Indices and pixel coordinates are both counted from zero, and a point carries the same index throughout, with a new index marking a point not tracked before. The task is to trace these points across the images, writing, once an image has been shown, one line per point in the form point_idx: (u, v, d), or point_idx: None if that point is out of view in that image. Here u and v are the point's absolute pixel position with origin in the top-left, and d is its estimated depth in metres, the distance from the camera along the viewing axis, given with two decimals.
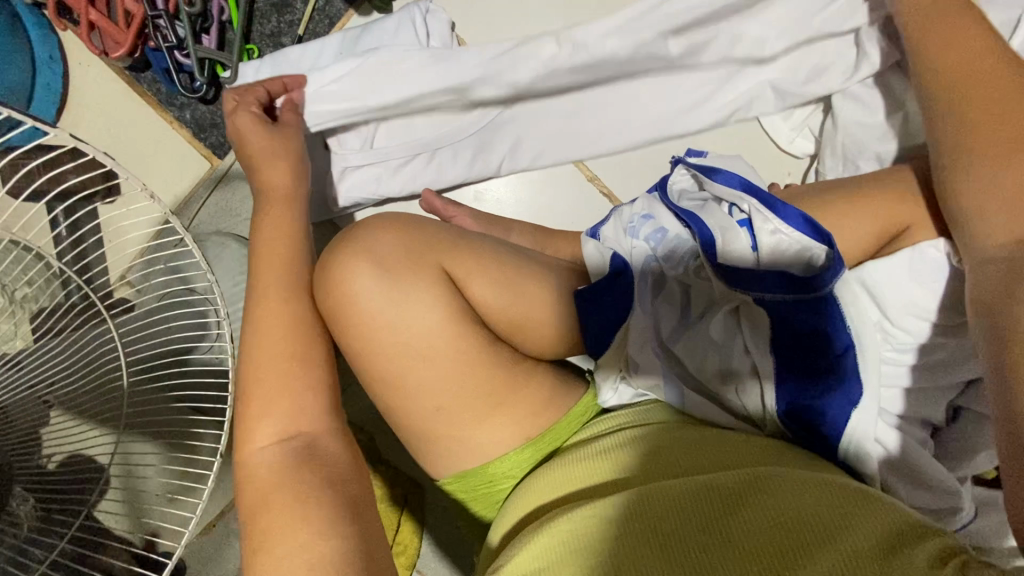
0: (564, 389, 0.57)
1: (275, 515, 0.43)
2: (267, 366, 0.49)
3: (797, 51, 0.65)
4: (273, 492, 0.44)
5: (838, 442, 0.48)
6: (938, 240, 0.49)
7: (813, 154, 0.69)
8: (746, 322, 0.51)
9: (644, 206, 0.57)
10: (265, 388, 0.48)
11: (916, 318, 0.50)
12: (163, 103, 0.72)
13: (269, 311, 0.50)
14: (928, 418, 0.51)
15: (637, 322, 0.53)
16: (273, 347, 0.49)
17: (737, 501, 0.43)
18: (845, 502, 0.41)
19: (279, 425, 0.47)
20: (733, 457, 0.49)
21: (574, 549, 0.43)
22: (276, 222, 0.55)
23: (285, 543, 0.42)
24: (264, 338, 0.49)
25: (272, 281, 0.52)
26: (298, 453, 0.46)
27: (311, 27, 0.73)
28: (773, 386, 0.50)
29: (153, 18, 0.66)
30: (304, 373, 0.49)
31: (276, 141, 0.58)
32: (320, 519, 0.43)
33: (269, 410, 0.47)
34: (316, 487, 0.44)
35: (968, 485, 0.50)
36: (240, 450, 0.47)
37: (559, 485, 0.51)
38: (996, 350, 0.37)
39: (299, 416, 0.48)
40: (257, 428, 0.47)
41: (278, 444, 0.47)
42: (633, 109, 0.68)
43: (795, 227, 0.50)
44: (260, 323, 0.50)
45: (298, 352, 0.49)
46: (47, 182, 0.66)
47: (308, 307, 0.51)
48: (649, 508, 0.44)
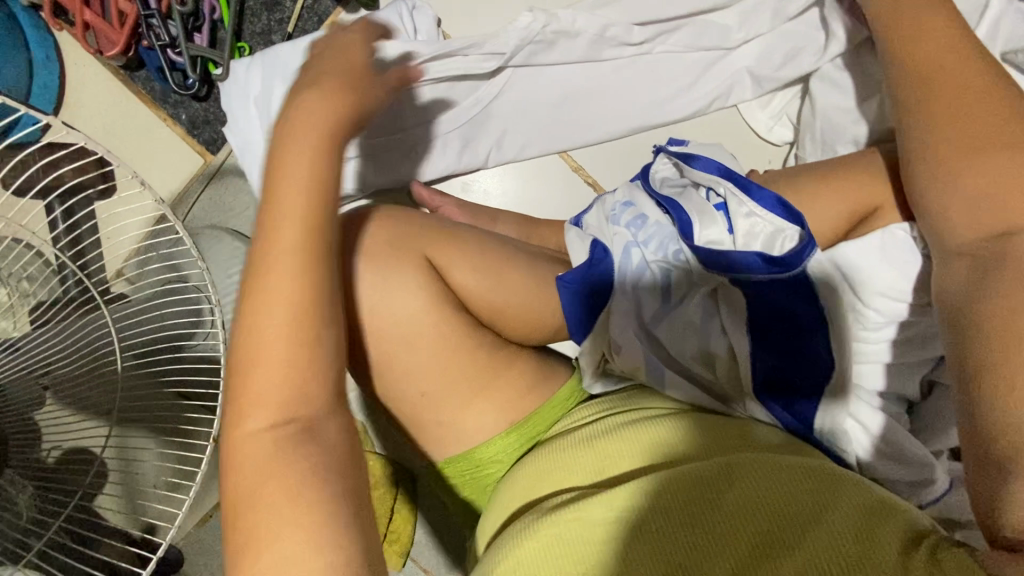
0: (548, 374, 0.59)
1: (268, 512, 0.36)
2: (268, 336, 0.39)
3: (774, 40, 0.66)
4: (264, 485, 0.37)
5: (812, 420, 0.50)
6: (903, 222, 0.51)
7: (792, 141, 0.70)
8: (724, 305, 0.53)
9: (625, 193, 0.59)
10: (263, 357, 0.38)
11: (889, 301, 0.51)
12: (158, 101, 0.74)
13: (275, 263, 0.39)
14: (902, 393, 0.52)
15: (619, 306, 0.55)
16: (274, 311, 0.39)
17: (722, 490, 0.43)
18: (822, 487, 0.42)
19: (274, 404, 0.38)
20: (712, 442, 0.49)
21: (566, 547, 0.43)
22: (302, 134, 0.42)
23: (276, 551, 0.35)
24: (264, 298, 0.39)
25: (286, 224, 0.40)
26: (297, 443, 0.38)
27: (299, 25, 0.74)
28: (749, 363, 0.52)
29: (147, 18, 0.68)
30: (313, 349, 0.39)
31: (326, 59, 0.47)
32: (320, 524, 0.36)
33: (264, 387, 0.38)
34: (313, 483, 0.37)
35: (944, 459, 0.51)
36: (228, 432, 0.39)
37: (545, 475, 0.51)
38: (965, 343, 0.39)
39: (299, 396, 0.39)
40: (249, 408, 0.38)
41: (272, 430, 0.38)
42: (617, 99, 0.69)
43: (770, 210, 0.51)
44: (262, 278, 0.39)
45: (303, 321, 0.39)
46: (49, 178, 0.68)
47: (328, 265, 0.41)
48: (636, 499, 0.44)
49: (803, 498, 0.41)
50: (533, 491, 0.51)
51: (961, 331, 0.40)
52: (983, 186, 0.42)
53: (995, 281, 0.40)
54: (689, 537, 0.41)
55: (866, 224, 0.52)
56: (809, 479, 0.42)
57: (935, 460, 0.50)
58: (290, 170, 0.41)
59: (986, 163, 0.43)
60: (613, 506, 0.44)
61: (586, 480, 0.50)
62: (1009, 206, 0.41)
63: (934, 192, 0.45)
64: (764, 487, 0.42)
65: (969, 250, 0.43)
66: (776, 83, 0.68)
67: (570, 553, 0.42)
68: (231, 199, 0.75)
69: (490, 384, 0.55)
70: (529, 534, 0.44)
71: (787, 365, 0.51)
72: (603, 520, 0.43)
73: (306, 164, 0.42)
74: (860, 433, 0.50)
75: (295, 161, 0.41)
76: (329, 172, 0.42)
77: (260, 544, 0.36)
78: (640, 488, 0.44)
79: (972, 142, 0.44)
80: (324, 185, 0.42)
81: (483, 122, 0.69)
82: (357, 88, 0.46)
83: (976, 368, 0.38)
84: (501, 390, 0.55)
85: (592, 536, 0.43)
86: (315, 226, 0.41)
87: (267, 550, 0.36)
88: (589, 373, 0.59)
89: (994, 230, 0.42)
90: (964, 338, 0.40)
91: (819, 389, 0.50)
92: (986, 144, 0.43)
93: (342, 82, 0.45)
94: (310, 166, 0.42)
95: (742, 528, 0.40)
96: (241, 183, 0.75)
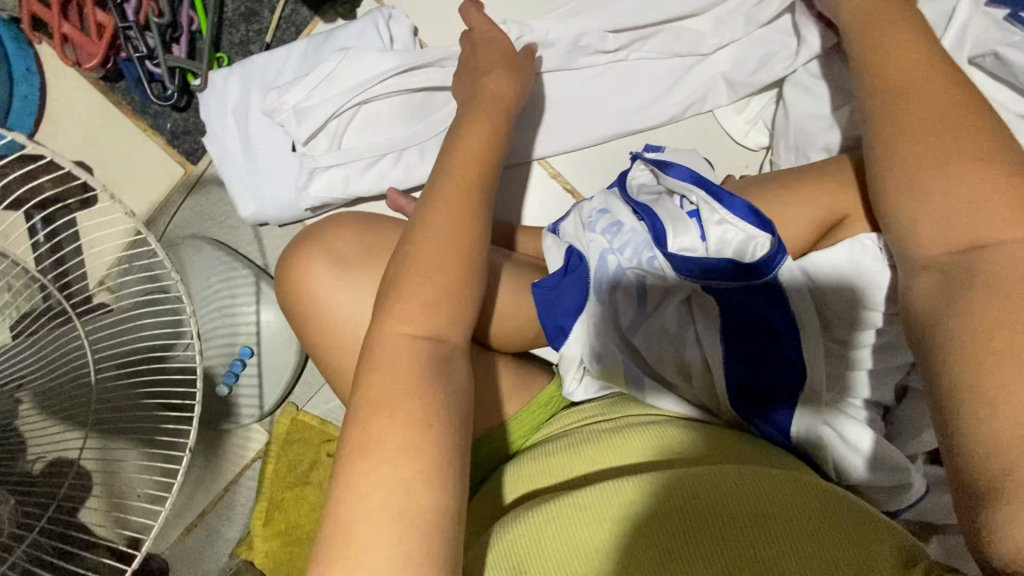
0: (523, 381, 0.60)
1: (393, 424, 0.38)
2: (429, 265, 0.44)
3: (747, 47, 0.67)
4: (391, 394, 0.39)
5: (788, 430, 0.51)
6: (870, 232, 0.50)
7: (767, 146, 0.71)
8: (698, 312, 0.53)
9: (601, 200, 0.58)
10: (432, 277, 0.43)
11: (859, 310, 0.50)
12: (138, 112, 0.74)
13: (448, 205, 0.47)
14: (879, 400, 0.51)
15: (595, 315, 0.55)
16: (438, 245, 0.45)
17: (720, 488, 0.42)
18: (818, 505, 0.41)
19: (421, 324, 0.42)
20: (705, 452, 0.49)
21: (560, 533, 0.42)
22: (479, 121, 0.54)
23: (392, 462, 0.37)
24: (434, 233, 0.45)
25: (462, 178, 0.49)
26: (437, 360, 0.42)
27: (278, 35, 0.75)
28: (722, 370, 0.52)
29: (124, 30, 0.67)
30: (468, 286, 0.44)
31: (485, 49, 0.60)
32: (434, 449, 0.38)
33: (416, 303, 0.43)
34: (435, 408, 0.40)
35: (917, 464, 0.51)
36: (375, 332, 0.42)
37: (543, 475, 0.51)
38: (914, 339, 0.38)
39: (446, 321, 0.43)
40: (398, 316, 0.42)
41: (416, 340, 0.42)
42: (591, 107, 0.70)
43: (740, 217, 0.51)
44: (433, 216, 0.46)
45: (463, 257, 0.45)
46: (27, 191, 0.68)
47: (485, 215, 0.48)
48: (634, 491, 0.43)
49: (800, 511, 0.40)
50: (532, 485, 0.51)
51: (926, 352, 0.36)
52: (953, 194, 0.38)
53: (962, 297, 0.36)
54: (686, 533, 0.40)
55: (825, 240, 0.53)
56: (808, 494, 0.42)
57: (910, 465, 0.49)
58: (469, 142, 0.52)
59: (955, 167, 0.39)
60: (613, 494, 0.43)
61: (586, 479, 0.49)
62: (980, 218, 0.37)
63: (901, 199, 0.41)
64: (762, 493, 0.41)
65: (936, 262, 0.39)
66: (750, 89, 0.68)
67: (568, 538, 0.41)
68: (214, 210, 0.76)
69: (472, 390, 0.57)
70: (527, 519, 0.44)
71: (761, 372, 0.51)
72: (604, 508, 0.42)
73: (485, 139, 0.52)
74: (854, 455, 0.49)
75: (473, 135, 0.52)
76: (493, 143, 0.52)
77: (380, 450, 0.38)
78: (640, 481, 0.44)
79: (939, 144, 0.40)
80: (489, 154, 0.52)
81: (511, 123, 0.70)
82: (515, 76, 0.59)
83: (941, 392, 0.35)
84: (479, 398, 0.57)
85: (590, 524, 0.42)
86: (486, 182, 0.50)
87: (378, 461, 0.37)
88: (571, 377, 0.57)
89: (964, 241, 0.37)
90: (929, 359, 0.36)
91: (793, 397, 0.51)
92: (955, 146, 0.39)
93: (507, 74, 0.59)
94: (484, 137, 0.52)
95: (739, 531, 0.39)
96: (223, 193, 0.77)
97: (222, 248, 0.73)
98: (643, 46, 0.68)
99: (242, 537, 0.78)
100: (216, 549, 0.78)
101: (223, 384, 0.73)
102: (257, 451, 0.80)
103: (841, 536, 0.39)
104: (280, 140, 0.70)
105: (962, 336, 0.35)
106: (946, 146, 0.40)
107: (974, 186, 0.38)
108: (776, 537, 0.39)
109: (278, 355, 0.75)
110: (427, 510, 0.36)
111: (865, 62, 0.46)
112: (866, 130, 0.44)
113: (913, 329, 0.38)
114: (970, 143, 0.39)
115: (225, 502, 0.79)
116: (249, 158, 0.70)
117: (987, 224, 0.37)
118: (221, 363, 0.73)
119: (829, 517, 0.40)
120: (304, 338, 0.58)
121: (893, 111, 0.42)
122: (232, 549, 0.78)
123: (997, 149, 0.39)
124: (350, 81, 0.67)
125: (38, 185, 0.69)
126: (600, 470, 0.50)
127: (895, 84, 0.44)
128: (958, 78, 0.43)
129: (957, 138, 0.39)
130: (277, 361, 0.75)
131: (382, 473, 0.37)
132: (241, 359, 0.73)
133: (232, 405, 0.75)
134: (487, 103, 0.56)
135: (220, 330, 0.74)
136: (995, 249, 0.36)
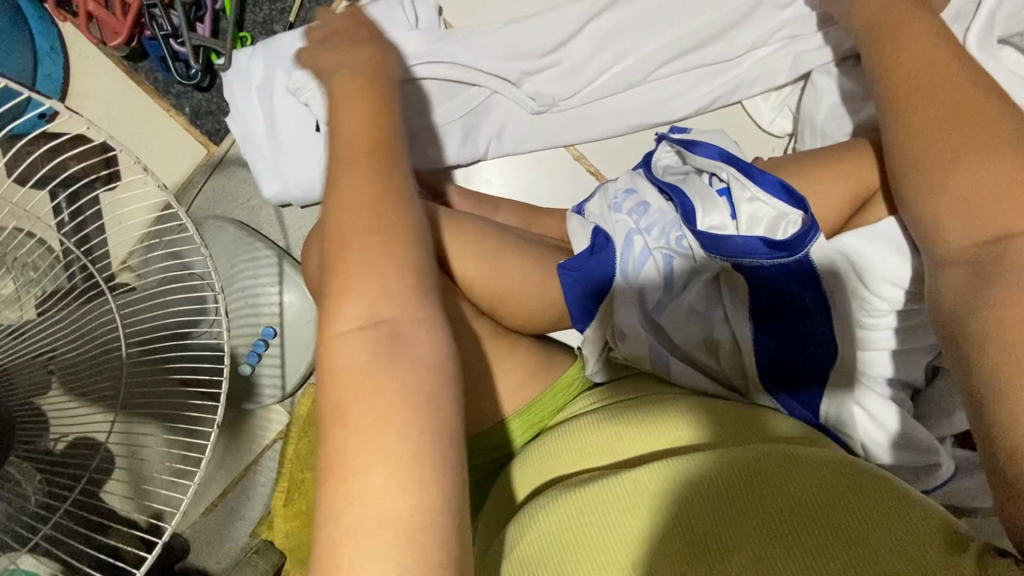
0: (551, 362, 0.61)
1: (359, 431, 0.35)
2: (349, 257, 0.39)
3: (773, 29, 0.67)
4: (356, 400, 0.36)
5: (819, 408, 0.50)
6: (889, 216, 0.50)
7: (791, 133, 0.71)
8: (726, 290, 0.52)
9: (627, 181, 0.58)
10: (351, 245, 0.39)
11: (893, 291, 0.50)
12: (160, 90, 0.75)
13: (361, 147, 0.43)
14: (907, 380, 0.51)
15: (622, 293, 0.54)
16: (356, 230, 0.40)
17: (749, 484, 0.41)
18: (850, 492, 0.40)
19: (368, 308, 0.38)
20: (734, 430, 0.48)
21: (585, 527, 0.41)
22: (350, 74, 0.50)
23: (371, 466, 0.35)
24: (353, 174, 0.42)
25: (361, 145, 0.43)
26: (382, 342, 0.37)
27: (301, 15, 0.75)
28: (751, 350, 0.51)
29: (149, 8, 0.68)
30: (396, 239, 0.40)
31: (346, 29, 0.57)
32: (400, 457, 0.35)
33: (350, 280, 0.39)
34: (397, 395, 0.36)
35: (946, 445, 0.50)
36: (321, 334, 0.39)
37: (561, 463, 0.51)
38: (949, 326, 0.38)
39: (392, 303, 0.38)
40: (337, 311, 0.38)
41: (361, 331, 0.38)
42: (616, 89, 0.69)
43: (772, 194, 0.51)
44: (346, 190, 0.41)
45: (388, 230, 0.40)
46: (52, 169, 0.68)
47: (398, 158, 0.43)
48: (662, 485, 0.42)
49: (836, 505, 0.39)
50: (542, 472, 0.51)
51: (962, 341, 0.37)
52: (971, 188, 0.39)
53: (995, 289, 0.36)
54: (711, 532, 0.39)
55: (859, 215, 0.53)
56: (838, 484, 0.40)
57: (939, 446, 0.49)
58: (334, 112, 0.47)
59: (967, 156, 0.40)
60: (632, 487, 0.42)
61: (608, 463, 0.49)
62: (996, 206, 0.38)
63: (951, 182, 0.40)
64: (793, 484, 0.40)
65: (968, 259, 0.39)
66: (779, 75, 0.68)
67: (590, 536, 0.41)
68: (234, 190, 0.77)
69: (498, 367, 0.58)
70: (544, 515, 0.43)
71: (792, 350, 0.51)
72: (625, 503, 0.42)
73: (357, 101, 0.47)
74: (885, 437, 0.49)
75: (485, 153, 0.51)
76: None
77: (353, 463, 0.35)
78: (666, 474, 0.43)
79: (982, 136, 0.40)
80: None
81: (568, 123, 0.71)
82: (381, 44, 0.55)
83: None
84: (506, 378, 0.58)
85: (615, 523, 0.41)
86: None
87: (351, 480, 0.35)
88: (593, 362, 0.57)
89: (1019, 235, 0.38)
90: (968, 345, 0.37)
91: (823, 374, 0.50)
92: (988, 136, 0.40)
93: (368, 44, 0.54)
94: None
95: (771, 516, 0.39)
96: (244, 173, 0.77)
97: (245, 229, 0.74)
98: (670, 29, 0.68)
99: (262, 517, 0.79)
100: (236, 529, 0.78)
101: (246, 363, 0.73)
102: (277, 431, 0.80)
103: (882, 521, 0.38)
104: (302, 119, 0.69)
105: (998, 327, 0.35)
106: (959, 136, 0.41)
107: (1007, 180, 0.39)
108: (809, 521, 0.38)
109: (300, 336, 0.74)
110: (403, 515, 0.34)
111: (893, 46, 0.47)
112: (886, 114, 0.45)
113: (941, 319, 0.39)
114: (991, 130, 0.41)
115: (245, 483, 0.80)
116: (273, 138, 0.70)
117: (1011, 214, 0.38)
118: (245, 343, 0.74)
119: (862, 496, 0.39)
120: None
121: (904, 98, 0.45)
122: (252, 529, 0.78)
123: None
124: None
125: (62, 164, 0.69)
126: (620, 457, 0.49)
127: (918, 73, 0.45)
128: (974, 70, 0.45)
129: (980, 126, 0.41)
130: (299, 343, 0.75)
131: (359, 486, 0.34)
132: (264, 339, 0.73)
133: (255, 384, 0.75)
134: (372, 76, 0.50)
135: (243, 310, 0.74)
136: (1010, 238, 0.37)
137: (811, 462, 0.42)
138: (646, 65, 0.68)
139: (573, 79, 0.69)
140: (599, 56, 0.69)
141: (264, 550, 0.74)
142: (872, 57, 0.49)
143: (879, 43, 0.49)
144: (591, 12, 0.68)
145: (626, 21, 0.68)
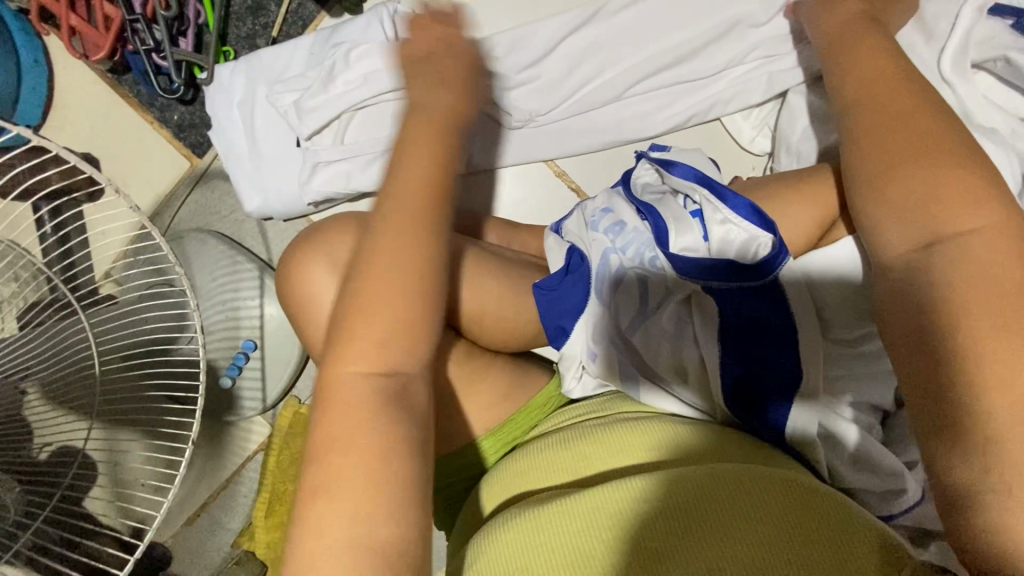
0: (526, 379, 0.61)
1: (339, 456, 0.38)
2: (377, 286, 0.40)
3: (751, 48, 0.67)
4: (341, 426, 0.39)
5: (785, 427, 0.50)
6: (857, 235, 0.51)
7: (770, 152, 0.71)
8: (697, 313, 0.52)
9: (604, 200, 0.57)
10: (384, 276, 0.40)
11: (853, 309, 0.50)
12: (144, 104, 0.75)
13: (412, 176, 0.43)
14: (877, 402, 0.51)
15: (596, 314, 0.54)
16: (393, 261, 0.40)
17: (711, 498, 0.41)
18: (810, 511, 0.40)
19: (376, 341, 0.40)
20: (699, 447, 0.49)
21: (551, 540, 0.42)
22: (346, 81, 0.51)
23: (347, 489, 0.37)
24: (402, 203, 0.42)
25: (409, 176, 0.43)
26: (377, 376, 0.40)
27: (284, 30, 0.75)
28: (720, 373, 0.51)
29: (132, 22, 0.69)
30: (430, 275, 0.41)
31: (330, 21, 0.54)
32: (381, 485, 0.37)
33: (369, 309, 0.40)
34: (381, 427, 0.39)
35: (918, 472, 0.50)
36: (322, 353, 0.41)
37: (529, 480, 0.51)
38: (902, 357, 0.38)
39: (396, 340, 0.40)
40: (344, 337, 0.40)
41: (365, 362, 0.40)
42: (595, 106, 0.70)
43: (743, 217, 0.51)
44: (390, 220, 0.42)
45: (422, 267, 0.41)
46: (35, 184, 0.69)
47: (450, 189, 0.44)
48: (621, 496, 0.42)
49: (791, 517, 0.40)
50: (513, 489, 0.52)
51: (916, 374, 0.37)
52: (936, 219, 0.39)
53: (946, 313, 0.36)
54: (673, 549, 0.39)
55: (828, 240, 0.53)
56: (794, 498, 0.41)
57: (906, 470, 0.49)
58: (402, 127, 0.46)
59: (931, 185, 0.40)
60: (596, 503, 0.43)
61: (573, 479, 0.49)
62: (955, 230, 0.38)
63: (915, 211, 0.40)
64: (744, 495, 0.41)
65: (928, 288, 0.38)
66: (757, 95, 0.68)
67: (551, 549, 0.41)
68: (217, 203, 0.77)
69: (472, 386, 0.58)
70: (513, 527, 0.44)
71: (756, 373, 0.50)
72: (591, 515, 0.42)
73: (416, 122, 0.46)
74: (848, 458, 0.49)
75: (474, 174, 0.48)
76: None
77: (329, 488, 0.37)
78: (630, 485, 0.43)
79: (944, 164, 0.40)
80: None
81: (548, 139, 0.71)
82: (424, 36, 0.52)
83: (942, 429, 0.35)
84: (479, 396, 0.58)
85: (576, 536, 0.41)
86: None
87: (328, 501, 0.37)
88: (571, 376, 0.58)
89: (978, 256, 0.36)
90: (923, 379, 0.37)
91: (793, 395, 0.50)
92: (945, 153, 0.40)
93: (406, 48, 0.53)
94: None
95: (730, 534, 0.39)
96: (226, 186, 0.77)
97: (226, 242, 0.74)
98: (647, 47, 0.68)
99: (243, 528, 0.79)
100: (217, 539, 0.79)
101: (227, 376, 0.74)
102: (259, 442, 0.81)
103: (837, 539, 0.38)
104: (283, 134, 0.71)
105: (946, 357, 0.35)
106: (923, 164, 0.40)
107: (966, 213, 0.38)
108: (767, 539, 0.38)
109: (279, 348, 0.75)
110: (373, 539, 0.36)
111: (856, 74, 0.47)
112: (846, 138, 0.45)
113: (895, 346, 0.39)
114: (953, 161, 0.40)
115: (226, 493, 0.80)
116: (254, 153, 0.71)
117: (972, 239, 0.37)
118: (224, 356, 0.74)
119: (819, 514, 0.40)
120: (304, 338, 0.58)
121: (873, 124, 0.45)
122: (233, 540, 0.78)
123: (992, 171, 0.40)
124: (353, 76, 0.68)
125: (45, 178, 0.69)
126: (586, 475, 0.49)
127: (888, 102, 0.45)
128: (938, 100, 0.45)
129: (944, 155, 0.40)
130: (278, 356, 0.75)
131: (333, 508, 0.37)
132: (244, 352, 0.73)
133: (235, 397, 0.76)
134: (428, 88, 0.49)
135: (225, 323, 0.74)
136: (966, 266, 0.37)
137: (772, 480, 0.43)
138: (624, 83, 0.69)
139: (552, 96, 0.69)
140: (579, 75, 0.69)
141: (245, 561, 0.74)
142: (842, 81, 0.49)
143: (846, 69, 0.49)
144: (569, 30, 0.69)
145: (604, 39, 0.69)
